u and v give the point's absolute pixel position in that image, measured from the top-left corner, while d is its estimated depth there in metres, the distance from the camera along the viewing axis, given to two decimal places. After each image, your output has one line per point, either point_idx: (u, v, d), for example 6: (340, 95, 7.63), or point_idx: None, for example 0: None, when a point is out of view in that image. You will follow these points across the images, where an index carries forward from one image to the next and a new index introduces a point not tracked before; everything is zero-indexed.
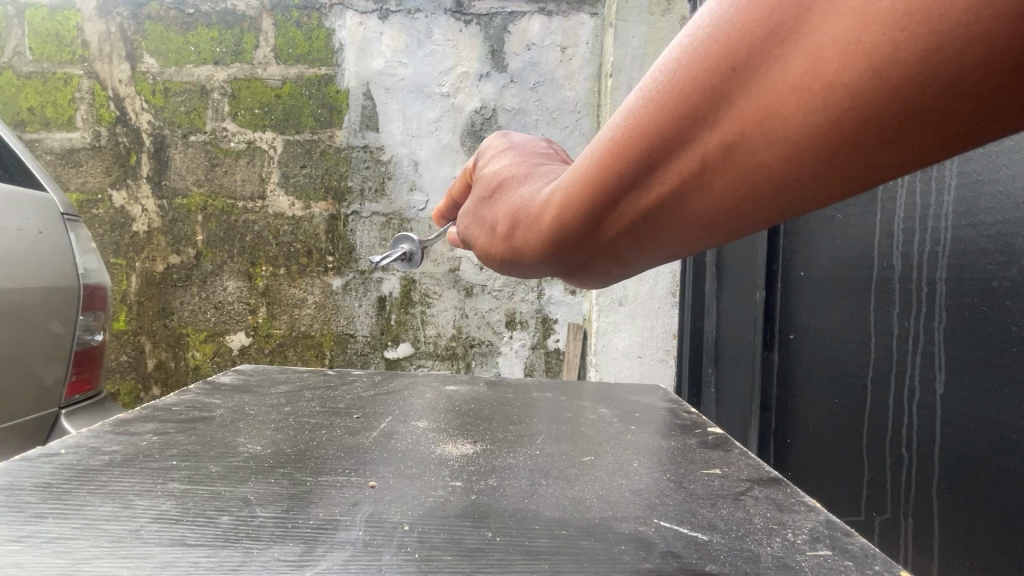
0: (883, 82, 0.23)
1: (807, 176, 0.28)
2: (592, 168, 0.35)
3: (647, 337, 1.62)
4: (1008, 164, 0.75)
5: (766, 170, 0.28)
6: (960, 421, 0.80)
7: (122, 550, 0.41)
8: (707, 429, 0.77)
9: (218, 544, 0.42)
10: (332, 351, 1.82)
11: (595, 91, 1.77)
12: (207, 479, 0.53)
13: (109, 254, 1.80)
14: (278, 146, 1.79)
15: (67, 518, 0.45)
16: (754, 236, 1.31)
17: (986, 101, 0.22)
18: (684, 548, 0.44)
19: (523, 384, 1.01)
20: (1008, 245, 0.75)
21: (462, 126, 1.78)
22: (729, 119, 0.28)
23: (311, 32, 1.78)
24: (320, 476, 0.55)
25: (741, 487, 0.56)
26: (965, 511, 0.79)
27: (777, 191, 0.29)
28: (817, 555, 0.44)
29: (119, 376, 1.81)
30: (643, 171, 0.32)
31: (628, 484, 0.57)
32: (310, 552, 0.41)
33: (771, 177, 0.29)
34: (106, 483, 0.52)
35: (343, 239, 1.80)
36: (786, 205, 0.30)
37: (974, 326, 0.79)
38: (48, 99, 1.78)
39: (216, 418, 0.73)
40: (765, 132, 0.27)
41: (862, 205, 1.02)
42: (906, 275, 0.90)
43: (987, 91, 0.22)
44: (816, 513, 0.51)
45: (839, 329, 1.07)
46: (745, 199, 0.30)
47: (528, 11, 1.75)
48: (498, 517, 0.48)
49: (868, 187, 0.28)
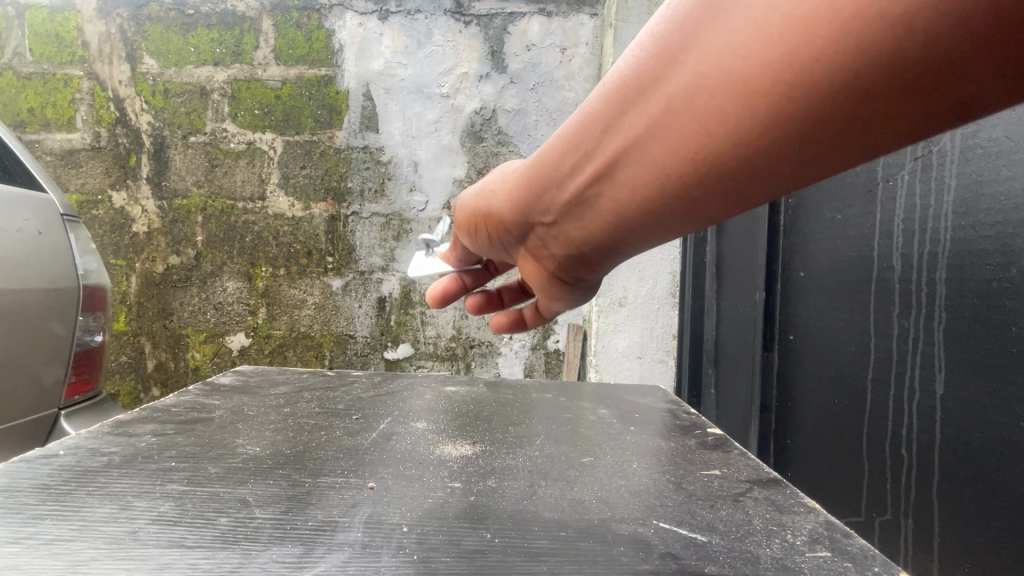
0: (832, 30, 0.25)
1: (794, 140, 0.29)
2: (595, 128, 0.36)
3: (647, 337, 1.61)
4: (1007, 164, 0.75)
5: (756, 133, 0.30)
6: (960, 422, 0.80)
7: (120, 552, 0.40)
8: (707, 429, 0.77)
9: (216, 545, 0.42)
10: (332, 351, 1.82)
11: (595, 92, 1.77)
12: (206, 480, 0.53)
13: (109, 255, 1.80)
14: (278, 147, 1.79)
15: (66, 520, 0.45)
16: (753, 237, 1.32)
17: (966, 73, 0.23)
18: (683, 549, 0.44)
19: (523, 385, 1.01)
20: (1007, 245, 0.75)
21: (462, 127, 1.78)
22: (726, 82, 0.29)
23: (311, 33, 1.78)
24: (319, 478, 0.55)
25: (741, 488, 0.56)
26: (965, 513, 0.79)
27: (733, 147, 0.31)
28: (816, 556, 0.44)
29: (119, 377, 1.81)
30: (644, 131, 0.33)
31: (627, 486, 0.56)
32: (309, 554, 0.41)
33: (760, 140, 0.30)
34: (105, 484, 0.52)
35: (344, 239, 1.80)
36: (772, 171, 0.31)
37: (974, 327, 0.79)
38: (47, 100, 1.79)
39: (216, 419, 0.73)
40: (754, 94, 0.29)
41: (862, 205, 1.02)
42: (906, 276, 0.90)
43: (967, 62, 0.23)
44: (815, 514, 0.51)
45: (838, 330, 1.07)
46: (734, 165, 0.32)
47: (528, 12, 1.75)
48: (497, 518, 0.48)
49: (850, 158, 0.29)
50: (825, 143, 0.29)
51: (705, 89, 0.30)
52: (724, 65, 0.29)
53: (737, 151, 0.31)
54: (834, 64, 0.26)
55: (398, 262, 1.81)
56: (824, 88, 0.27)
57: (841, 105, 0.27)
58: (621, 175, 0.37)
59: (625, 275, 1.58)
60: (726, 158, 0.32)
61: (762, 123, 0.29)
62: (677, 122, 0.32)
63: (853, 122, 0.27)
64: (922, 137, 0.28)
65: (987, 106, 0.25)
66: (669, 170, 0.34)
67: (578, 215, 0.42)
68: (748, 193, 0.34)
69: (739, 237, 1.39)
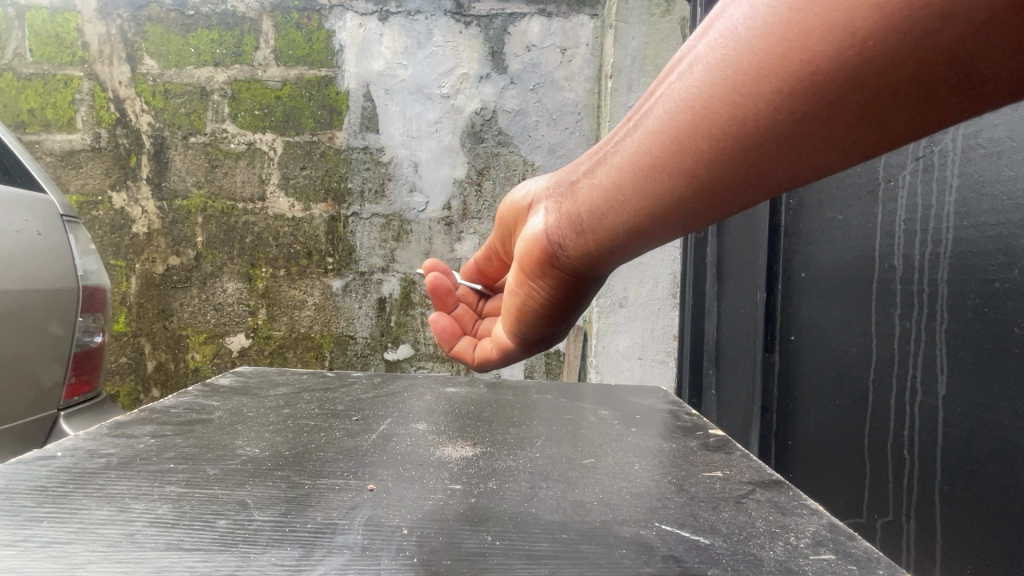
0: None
1: (819, 103, 0.34)
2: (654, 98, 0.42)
3: (647, 338, 1.63)
4: (1009, 164, 0.75)
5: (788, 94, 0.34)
6: (962, 422, 0.80)
7: (117, 554, 0.40)
8: (709, 431, 0.76)
9: (214, 548, 0.41)
10: (332, 352, 1.82)
11: (595, 92, 1.77)
12: (205, 482, 0.53)
13: (109, 256, 1.80)
14: (278, 148, 1.79)
15: (63, 522, 0.45)
16: (754, 237, 1.31)
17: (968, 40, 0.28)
18: (685, 552, 0.43)
19: (524, 386, 1.01)
20: (1009, 245, 0.74)
21: (462, 128, 1.78)
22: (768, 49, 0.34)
23: (311, 33, 1.78)
24: (318, 480, 0.54)
25: (743, 490, 0.56)
26: (967, 513, 0.79)
27: (753, 100, 0.36)
28: (820, 559, 0.43)
29: (119, 378, 1.80)
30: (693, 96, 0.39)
31: (628, 487, 0.56)
32: (307, 557, 0.40)
33: (792, 99, 0.34)
34: (103, 486, 0.52)
35: (344, 240, 1.80)
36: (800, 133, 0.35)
37: (976, 326, 0.78)
38: (47, 101, 1.78)
39: (215, 420, 0.73)
40: (787, 60, 0.33)
41: (863, 206, 1.01)
42: (907, 276, 0.90)
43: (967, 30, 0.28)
44: (818, 516, 0.50)
45: (839, 330, 1.06)
46: (765, 124, 0.36)
47: (528, 12, 1.75)
48: (497, 521, 0.47)
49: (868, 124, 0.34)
50: (831, 104, 0.33)
51: (737, 49, 0.36)
52: (757, 29, 0.35)
53: (756, 104, 0.36)
54: (845, 19, 0.31)
55: (398, 263, 1.80)
56: (835, 42, 0.31)
57: (849, 60, 0.31)
58: (655, 133, 0.42)
59: (626, 275, 1.61)
60: (748, 111, 0.36)
61: (781, 76, 0.34)
62: (711, 80, 0.38)
63: (859, 78, 0.32)
64: (935, 111, 0.32)
65: (973, 72, 0.29)
66: (695, 124, 0.39)
67: (610, 176, 0.47)
68: (763, 155, 0.38)
69: (739, 237, 1.38)
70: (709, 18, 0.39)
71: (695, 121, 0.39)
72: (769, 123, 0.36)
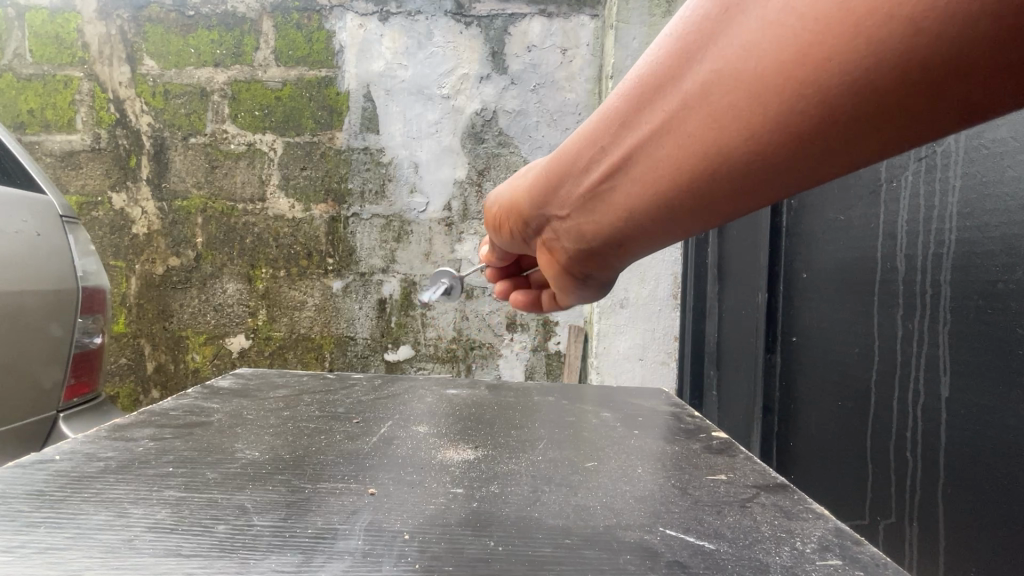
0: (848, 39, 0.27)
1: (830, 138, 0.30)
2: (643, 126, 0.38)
3: (648, 339, 1.59)
4: (1012, 165, 0.74)
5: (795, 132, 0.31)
6: (966, 425, 0.80)
7: (115, 561, 0.40)
8: (711, 433, 0.76)
9: (213, 554, 0.41)
10: (332, 354, 1.81)
11: (596, 93, 1.76)
12: (204, 486, 0.52)
13: (108, 256, 1.79)
14: (278, 149, 1.78)
15: (60, 528, 0.44)
16: (755, 239, 1.32)
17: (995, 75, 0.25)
18: (690, 557, 0.43)
19: (525, 388, 1.00)
20: (1013, 246, 0.74)
21: (462, 128, 1.77)
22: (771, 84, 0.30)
23: (311, 34, 1.77)
24: (318, 483, 0.54)
25: (747, 494, 0.55)
26: (970, 516, 0.78)
27: (757, 138, 0.32)
28: (827, 564, 0.43)
29: (118, 378, 1.80)
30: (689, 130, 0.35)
31: (632, 491, 0.56)
32: (308, 563, 0.40)
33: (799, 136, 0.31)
34: (101, 490, 0.51)
35: (344, 241, 1.80)
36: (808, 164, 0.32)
37: (980, 329, 0.78)
38: (47, 102, 1.78)
39: (214, 423, 0.72)
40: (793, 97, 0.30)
41: (865, 207, 1.01)
42: (909, 277, 0.90)
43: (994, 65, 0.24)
44: (823, 521, 0.50)
45: (841, 332, 1.06)
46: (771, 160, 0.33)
47: (528, 13, 1.74)
48: (500, 526, 0.47)
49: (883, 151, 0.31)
50: (842, 139, 0.30)
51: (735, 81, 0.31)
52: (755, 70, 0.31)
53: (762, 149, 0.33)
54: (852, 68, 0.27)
55: (398, 264, 1.80)
56: (845, 90, 0.28)
57: (862, 102, 0.28)
58: (652, 164, 0.38)
59: (627, 277, 1.58)
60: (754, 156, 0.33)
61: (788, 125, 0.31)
62: (709, 123, 0.34)
63: (873, 114, 0.28)
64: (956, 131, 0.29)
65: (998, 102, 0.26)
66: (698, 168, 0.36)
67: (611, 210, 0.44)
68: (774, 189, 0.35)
69: (741, 239, 1.38)
70: (687, 34, 0.34)
71: (696, 164, 0.36)
72: (778, 166, 0.33)
